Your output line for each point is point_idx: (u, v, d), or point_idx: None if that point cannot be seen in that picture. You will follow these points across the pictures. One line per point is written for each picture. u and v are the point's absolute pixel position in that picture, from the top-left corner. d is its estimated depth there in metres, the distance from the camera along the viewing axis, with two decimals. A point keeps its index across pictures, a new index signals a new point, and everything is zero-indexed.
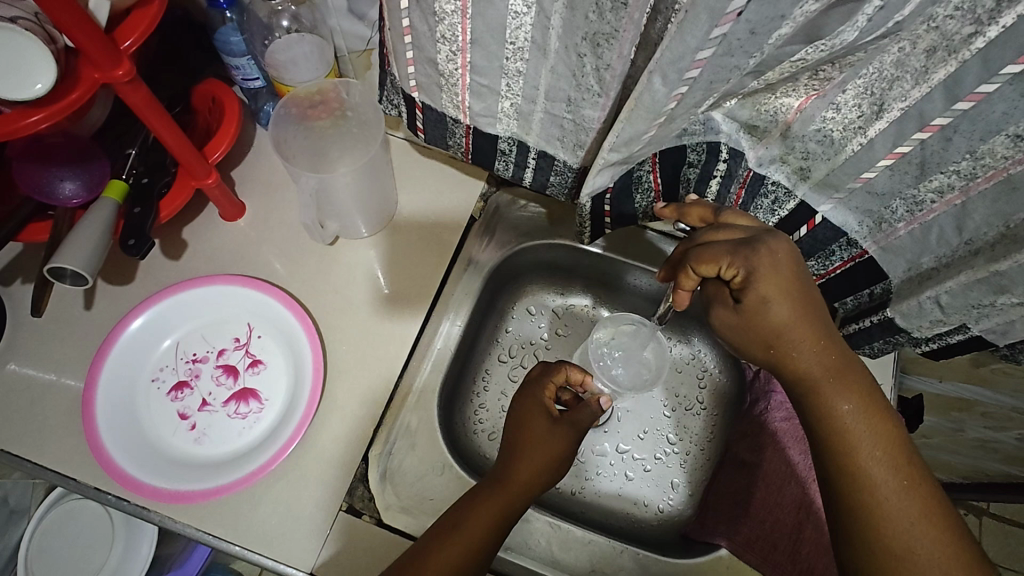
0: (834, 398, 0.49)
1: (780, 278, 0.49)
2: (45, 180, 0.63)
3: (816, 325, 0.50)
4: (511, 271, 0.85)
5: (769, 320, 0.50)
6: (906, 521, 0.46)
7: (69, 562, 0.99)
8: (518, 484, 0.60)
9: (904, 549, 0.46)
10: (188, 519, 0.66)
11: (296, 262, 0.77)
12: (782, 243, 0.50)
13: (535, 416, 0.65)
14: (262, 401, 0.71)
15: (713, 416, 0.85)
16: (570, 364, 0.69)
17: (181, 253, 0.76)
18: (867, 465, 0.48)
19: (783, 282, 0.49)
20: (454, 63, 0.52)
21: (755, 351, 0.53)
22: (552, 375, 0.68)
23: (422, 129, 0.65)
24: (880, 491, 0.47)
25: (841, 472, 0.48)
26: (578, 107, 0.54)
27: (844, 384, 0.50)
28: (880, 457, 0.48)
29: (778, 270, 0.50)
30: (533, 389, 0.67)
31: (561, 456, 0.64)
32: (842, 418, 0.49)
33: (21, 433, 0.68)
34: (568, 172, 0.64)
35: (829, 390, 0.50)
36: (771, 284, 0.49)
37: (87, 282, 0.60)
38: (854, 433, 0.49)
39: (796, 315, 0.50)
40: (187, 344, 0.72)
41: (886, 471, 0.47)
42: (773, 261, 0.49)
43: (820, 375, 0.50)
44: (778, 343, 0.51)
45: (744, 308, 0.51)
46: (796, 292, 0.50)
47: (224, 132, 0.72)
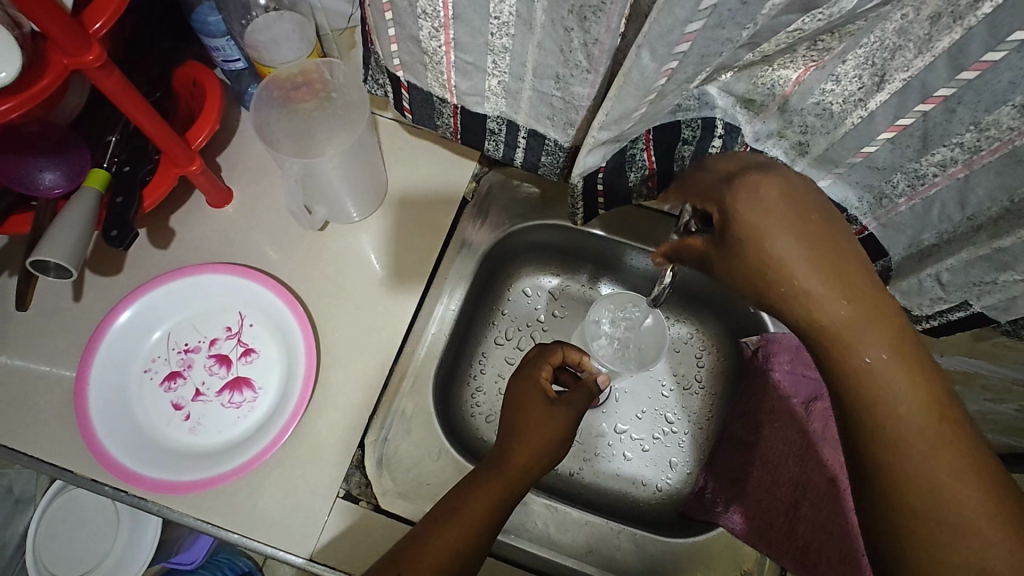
0: (857, 350, 0.41)
1: (762, 213, 0.42)
2: (24, 170, 0.62)
3: (836, 253, 0.42)
4: (505, 253, 0.84)
5: (754, 254, 0.43)
6: (956, 493, 0.40)
7: (76, 549, 1.00)
8: (514, 471, 0.60)
9: (955, 518, 0.40)
10: (187, 508, 0.66)
11: (286, 248, 0.76)
12: (767, 175, 0.43)
13: (533, 401, 0.64)
14: (256, 389, 0.70)
15: (713, 396, 0.85)
16: (568, 345, 0.71)
17: (169, 242, 0.75)
18: (901, 431, 0.41)
19: (769, 212, 0.42)
20: (438, 41, 0.50)
21: (756, 295, 0.44)
22: (550, 355, 0.69)
23: (409, 109, 0.64)
24: (925, 468, 0.40)
25: (877, 443, 0.42)
26: (567, 84, 0.52)
27: (876, 332, 0.41)
28: (914, 420, 0.41)
29: (761, 197, 0.42)
30: (528, 370, 0.67)
31: (554, 443, 0.62)
32: (865, 372, 0.41)
33: (16, 427, 0.68)
34: (559, 152, 0.62)
35: (848, 339, 0.41)
36: (756, 218, 0.42)
37: (71, 274, 0.59)
38: (885, 395, 0.41)
39: (804, 256, 0.42)
40: (178, 335, 0.71)
41: (925, 442, 0.41)
42: (759, 197, 0.42)
43: (848, 324, 0.41)
44: (790, 279, 0.42)
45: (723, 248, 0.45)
46: (791, 224, 0.42)
47: (205, 117, 0.70)
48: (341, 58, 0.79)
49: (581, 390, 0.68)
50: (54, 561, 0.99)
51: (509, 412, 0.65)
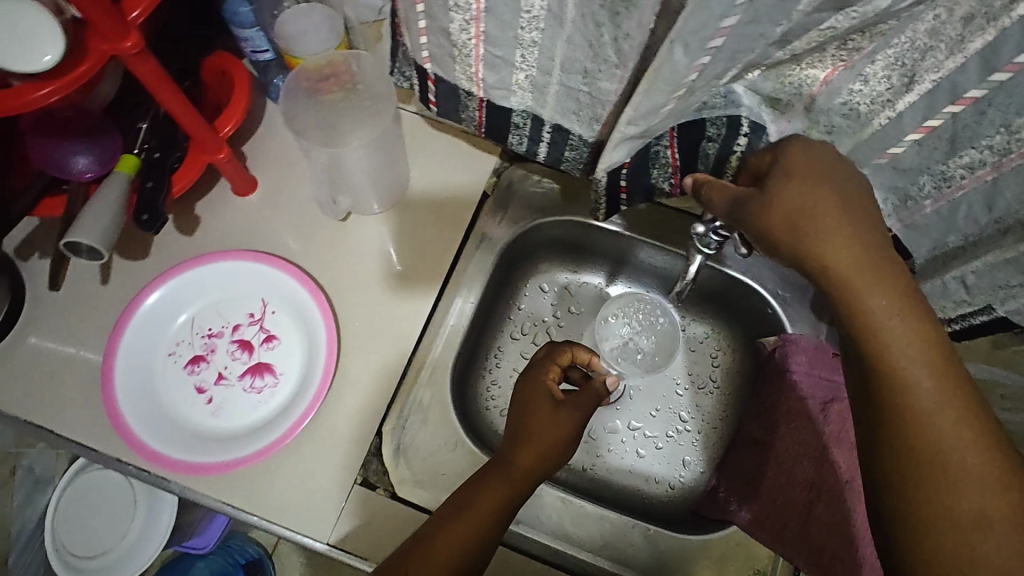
0: (867, 300, 0.45)
1: (796, 168, 0.48)
2: (58, 155, 0.64)
3: (855, 209, 0.46)
4: (524, 248, 0.84)
5: (785, 199, 0.47)
6: (955, 439, 0.43)
7: (93, 529, 1.01)
8: (519, 472, 0.60)
9: (954, 463, 0.43)
10: (207, 489, 0.67)
11: (307, 238, 0.77)
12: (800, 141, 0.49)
13: (540, 403, 0.65)
14: (277, 375, 0.71)
15: (728, 395, 0.85)
16: (577, 345, 0.69)
17: (194, 228, 0.76)
18: (908, 377, 0.44)
19: (802, 167, 0.47)
20: (468, 34, 0.51)
21: (786, 236, 0.47)
22: (558, 354, 0.67)
23: (435, 102, 0.65)
24: (927, 413, 0.43)
25: (887, 400, 0.45)
26: (595, 79, 0.52)
27: (884, 284, 0.44)
28: (920, 368, 0.44)
29: (795, 154, 0.48)
30: (535, 371, 0.67)
31: (560, 446, 0.63)
32: (874, 319, 0.44)
33: (44, 406, 0.69)
34: (583, 147, 0.63)
35: (860, 287, 0.45)
36: (796, 166, 0.48)
37: (102, 257, 0.61)
38: (894, 343, 0.44)
39: (822, 208, 0.46)
40: (202, 319, 0.72)
41: (929, 389, 0.43)
42: (808, 156, 0.48)
43: (859, 274, 0.45)
44: (811, 224, 0.46)
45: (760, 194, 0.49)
46: (818, 179, 0.47)
47: (234, 106, 0.71)
48: (369, 50, 0.79)
49: (589, 391, 0.67)
50: (71, 540, 1.01)
51: (516, 412, 0.65)
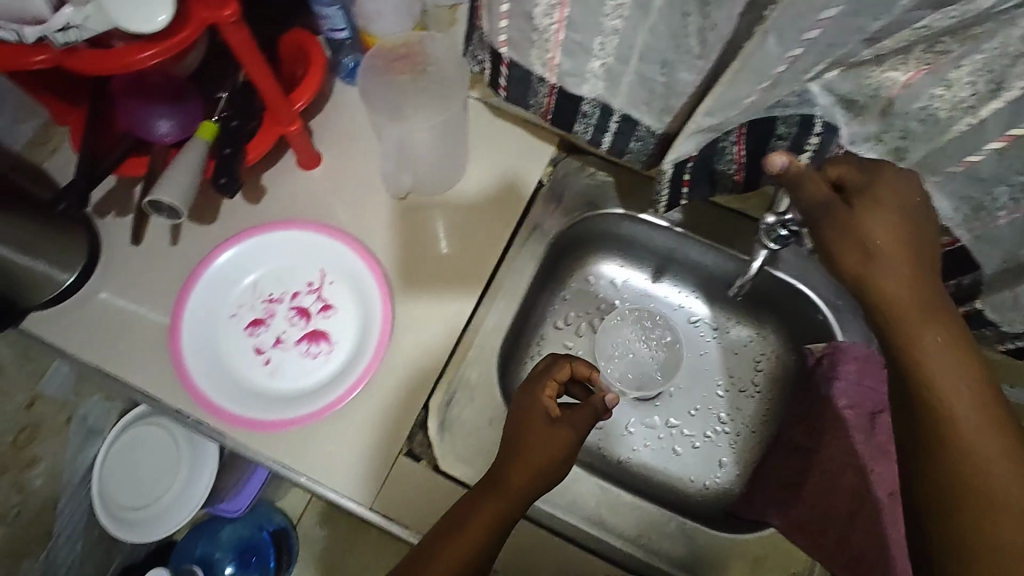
0: (922, 328, 0.47)
1: (873, 193, 0.51)
2: (143, 117, 0.67)
3: (917, 245, 0.49)
4: (576, 238, 0.85)
5: (858, 220, 0.50)
6: (998, 473, 0.43)
7: (134, 485, 1.06)
8: (510, 491, 0.60)
9: (999, 496, 0.43)
10: (259, 447, 0.69)
11: (364, 215, 0.78)
12: (885, 171, 0.51)
13: (535, 420, 0.63)
14: (332, 342, 0.74)
15: (768, 399, 0.86)
16: (577, 360, 0.66)
17: (260, 197, 0.79)
18: (955, 409, 0.45)
19: (878, 194, 0.50)
20: (551, 18, 0.53)
21: (853, 260, 0.50)
22: (556, 369, 0.65)
23: (504, 88, 0.66)
24: (972, 446, 0.44)
25: (931, 428, 0.45)
26: (672, 70, 0.53)
27: (936, 317, 0.47)
28: (967, 401, 0.45)
29: (878, 182, 0.51)
30: (532, 388, 0.65)
31: (553, 466, 0.61)
32: (927, 347, 0.46)
33: (112, 355, 0.73)
34: (650, 139, 0.63)
35: (913, 315, 0.47)
36: (876, 191, 0.51)
37: (180, 217, 0.65)
38: (945, 371, 0.46)
39: (894, 239, 0.49)
40: (263, 285, 0.75)
41: (976, 422, 0.45)
42: (886, 185, 0.50)
43: (913, 303, 0.47)
44: (875, 246, 0.49)
45: (835, 209, 0.51)
46: (891, 210, 0.50)
47: (308, 82, 0.73)
48: (441, 33, 0.78)
49: (587, 407, 0.65)
50: (111, 482, 1.05)
51: (511, 426, 0.64)
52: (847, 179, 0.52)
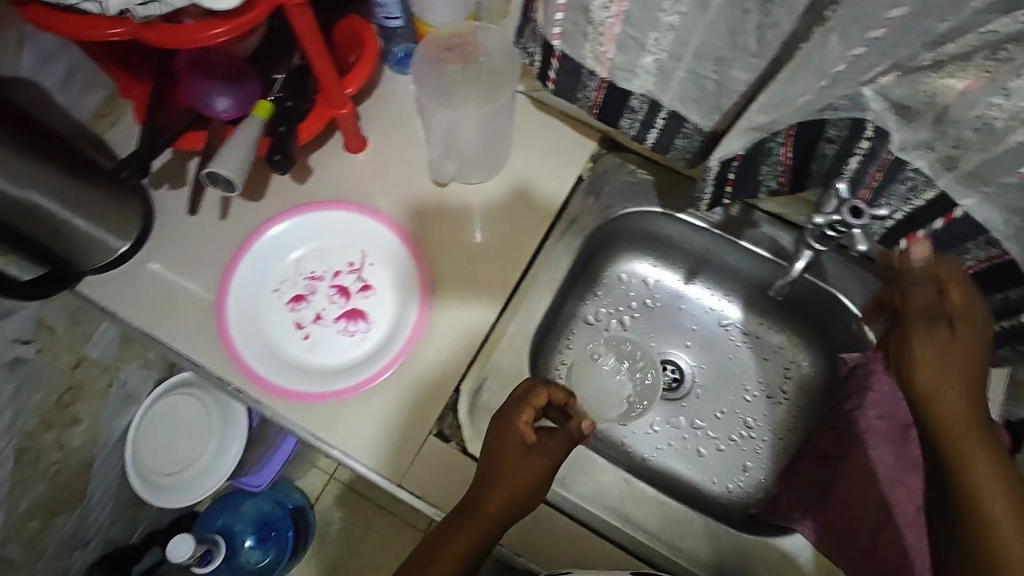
0: (962, 433, 0.54)
1: (957, 306, 0.59)
2: (204, 93, 0.69)
3: (971, 362, 0.57)
4: (612, 235, 0.86)
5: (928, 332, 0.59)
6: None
7: (167, 452, 1.09)
8: (485, 519, 0.62)
9: None
10: (295, 418, 0.71)
11: (407, 200, 0.80)
12: (966, 293, 0.58)
13: (511, 447, 0.64)
14: (370, 321, 0.76)
15: (796, 407, 0.86)
16: (554, 385, 0.67)
17: (307, 177, 0.81)
18: (987, 504, 0.51)
19: (951, 309, 0.59)
20: (608, 12, 0.53)
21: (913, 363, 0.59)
22: (534, 395, 0.66)
23: (553, 80, 0.66)
24: (999, 539, 0.49)
25: (970, 518, 0.51)
26: (726, 67, 0.54)
27: (974, 426, 0.54)
28: (1001, 499, 0.51)
29: (961, 298, 0.58)
30: (510, 412, 0.66)
31: (527, 494, 0.63)
32: (964, 447, 0.54)
33: (160, 322, 0.76)
34: (697, 137, 0.64)
35: (953, 420, 0.55)
36: (956, 306, 0.59)
37: (235, 190, 0.68)
38: (981, 471, 0.52)
39: (955, 352, 0.57)
40: (306, 262, 0.77)
41: (1007, 519, 0.50)
42: (964, 303, 0.58)
43: (958, 411, 0.55)
44: (926, 357, 0.58)
45: (926, 314, 0.60)
46: (957, 329, 0.58)
47: (360, 69, 0.75)
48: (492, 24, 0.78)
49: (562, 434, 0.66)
50: (147, 438, 1.09)
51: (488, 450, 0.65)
52: (947, 288, 0.59)
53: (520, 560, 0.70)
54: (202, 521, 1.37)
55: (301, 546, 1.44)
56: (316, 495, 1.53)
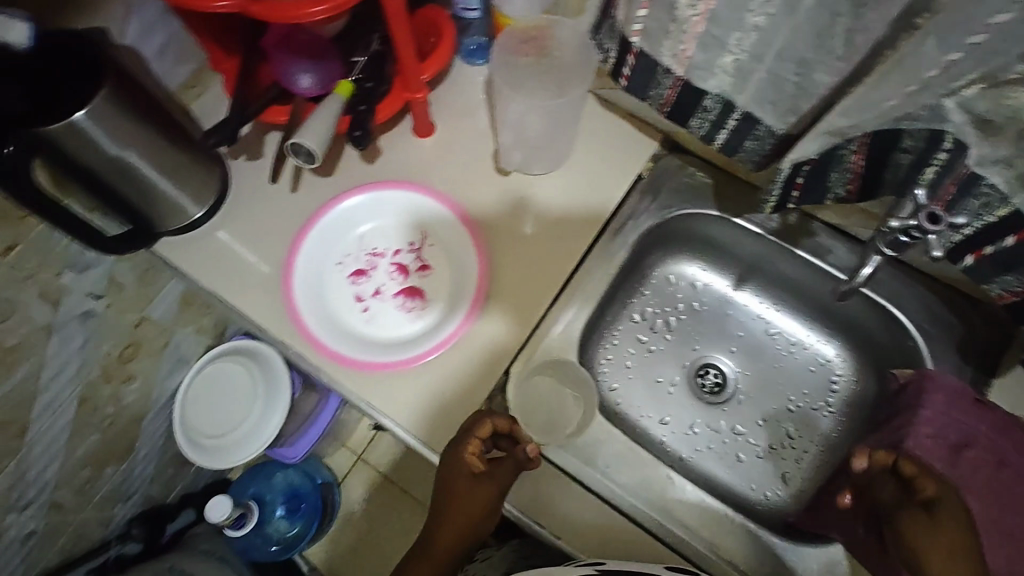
0: None
1: (936, 495, 0.65)
2: (289, 70, 0.73)
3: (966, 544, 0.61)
4: (666, 235, 0.87)
5: (912, 519, 0.64)
6: None
7: (213, 415, 1.13)
8: (452, 528, 0.77)
9: None
10: (351, 386, 0.74)
11: (470, 186, 0.82)
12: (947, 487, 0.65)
13: (460, 478, 0.73)
14: (427, 300, 0.78)
15: (840, 421, 0.86)
16: (496, 416, 0.71)
17: (376, 157, 0.84)
18: None
19: (934, 494, 0.65)
20: (694, 10, 0.54)
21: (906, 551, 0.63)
22: (477, 428, 0.70)
23: (626, 76, 0.67)
24: None
25: None
26: (809, 70, 0.56)
27: None
28: None
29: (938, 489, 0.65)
30: (457, 447, 0.70)
31: (484, 509, 0.74)
32: None
33: (230, 285, 0.79)
34: (768, 139, 0.66)
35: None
36: (935, 492, 0.65)
37: (317, 161, 0.71)
38: None
39: (948, 536, 0.62)
40: (370, 239, 0.81)
41: None
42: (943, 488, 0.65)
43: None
44: (923, 539, 0.62)
45: (902, 508, 0.65)
46: (939, 513, 0.63)
47: (437, 57, 0.78)
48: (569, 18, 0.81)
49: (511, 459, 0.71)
50: (198, 397, 1.14)
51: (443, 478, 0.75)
52: (924, 484, 0.66)
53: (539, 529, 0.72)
54: (236, 486, 1.42)
55: (327, 520, 1.48)
56: (344, 474, 1.56)
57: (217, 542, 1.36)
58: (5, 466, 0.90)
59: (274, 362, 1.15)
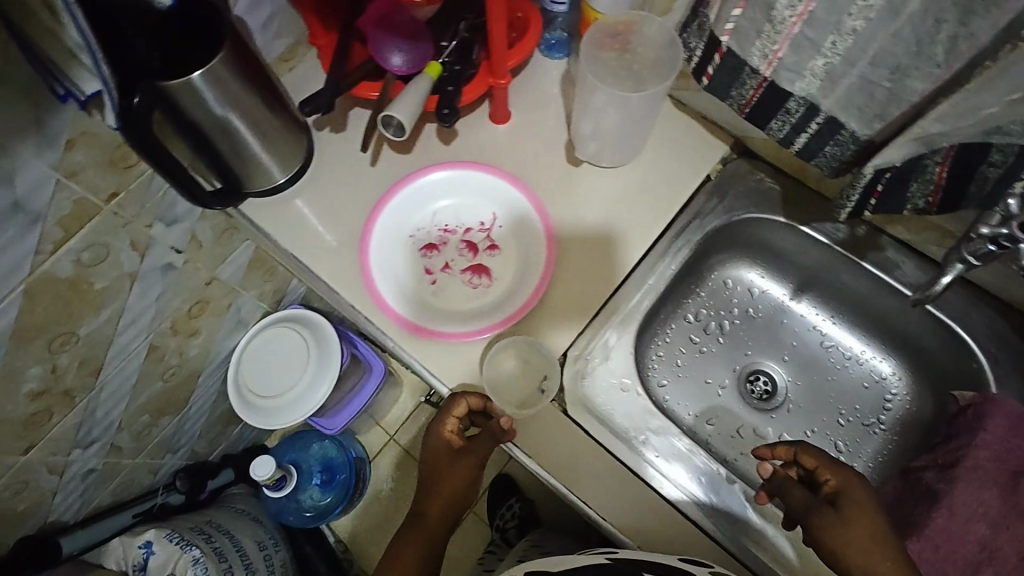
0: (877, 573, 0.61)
1: (836, 483, 0.68)
2: (384, 48, 0.76)
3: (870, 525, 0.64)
4: (731, 238, 0.88)
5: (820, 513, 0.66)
6: None
7: (265, 378, 1.17)
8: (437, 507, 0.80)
9: None
10: (417, 354, 0.78)
11: (544, 174, 0.85)
12: (845, 475, 0.69)
13: (445, 448, 0.79)
14: (493, 278, 0.81)
15: (892, 439, 0.86)
16: (468, 393, 0.75)
17: (453, 138, 0.87)
18: None
19: (839, 479, 0.68)
20: (792, 11, 0.55)
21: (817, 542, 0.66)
22: (454, 407, 0.75)
23: (709, 76, 0.68)
24: None
25: None
26: (903, 76, 0.57)
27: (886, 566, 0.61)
28: None
29: (842, 478, 0.68)
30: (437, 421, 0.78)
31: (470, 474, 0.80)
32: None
33: (305, 249, 0.83)
34: (850, 144, 0.67)
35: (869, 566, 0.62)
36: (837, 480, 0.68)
37: (404, 135, 0.74)
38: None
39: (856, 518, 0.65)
40: (443, 216, 0.84)
41: None
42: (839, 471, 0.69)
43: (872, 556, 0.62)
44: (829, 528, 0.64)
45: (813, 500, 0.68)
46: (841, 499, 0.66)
47: (524, 45, 0.81)
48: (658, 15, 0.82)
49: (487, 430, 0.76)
50: (252, 359, 1.18)
51: (426, 453, 0.81)
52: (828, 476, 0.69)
53: (574, 498, 0.75)
54: (274, 452, 1.46)
55: (357, 494, 1.51)
56: (375, 451, 1.60)
57: (252, 502, 1.41)
58: (78, 403, 0.95)
59: (333, 350, 1.20)
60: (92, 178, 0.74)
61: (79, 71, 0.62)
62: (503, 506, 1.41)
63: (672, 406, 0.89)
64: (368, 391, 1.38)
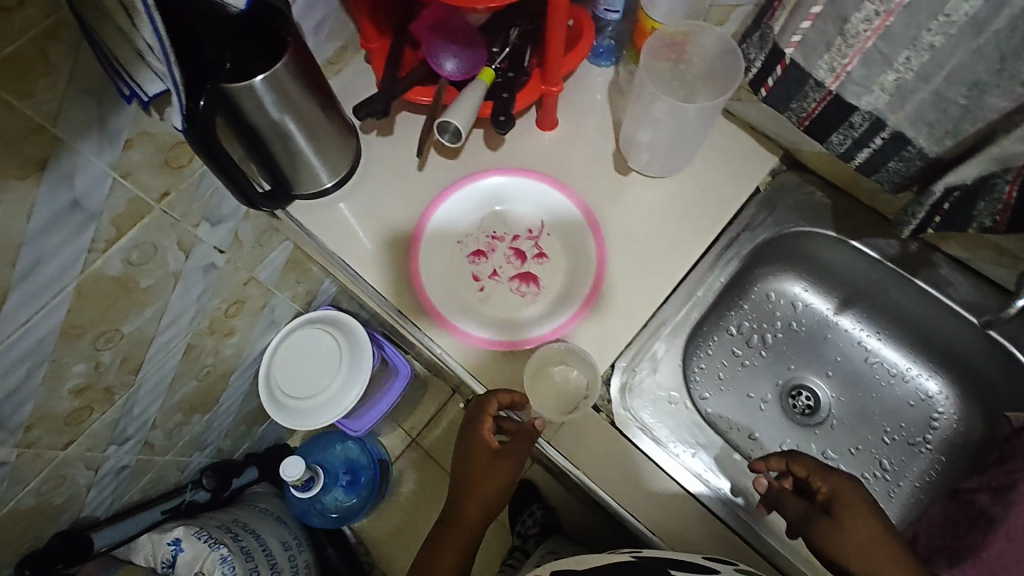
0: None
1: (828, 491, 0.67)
2: (439, 53, 0.77)
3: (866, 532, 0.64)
4: (778, 250, 0.87)
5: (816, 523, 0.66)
6: None
7: (296, 379, 1.17)
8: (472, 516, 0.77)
9: None
10: (465, 359, 0.78)
11: (592, 182, 0.85)
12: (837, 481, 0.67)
13: (480, 454, 0.76)
14: (541, 286, 0.81)
15: (939, 460, 0.85)
16: (499, 391, 0.74)
17: (499, 146, 0.87)
18: None
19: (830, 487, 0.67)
20: (867, 25, 0.55)
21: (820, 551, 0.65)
22: (485, 406, 0.74)
23: (769, 87, 0.67)
24: None
25: None
26: (982, 93, 0.57)
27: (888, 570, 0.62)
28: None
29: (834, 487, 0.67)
30: (473, 423, 0.75)
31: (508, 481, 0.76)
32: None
33: (351, 253, 0.83)
34: (915, 161, 0.66)
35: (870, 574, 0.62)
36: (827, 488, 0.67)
37: (461, 140, 0.74)
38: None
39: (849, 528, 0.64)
40: (490, 223, 0.84)
41: None
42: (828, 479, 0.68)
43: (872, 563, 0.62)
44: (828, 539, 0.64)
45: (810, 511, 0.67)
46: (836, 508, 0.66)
47: (575, 53, 0.81)
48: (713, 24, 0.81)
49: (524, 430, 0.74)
50: (284, 360, 1.18)
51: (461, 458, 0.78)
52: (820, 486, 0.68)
53: (616, 506, 0.74)
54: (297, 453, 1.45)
55: (380, 496, 1.51)
56: (396, 455, 1.59)
57: (276, 503, 1.40)
58: (118, 400, 0.95)
59: (365, 360, 1.19)
60: (145, 177, 0.74)
61: (146, 73, 0.62)
62: (526, 512, 1.40)
63: (716, 419, 0.87)
64: (394, 390, 1.38)
